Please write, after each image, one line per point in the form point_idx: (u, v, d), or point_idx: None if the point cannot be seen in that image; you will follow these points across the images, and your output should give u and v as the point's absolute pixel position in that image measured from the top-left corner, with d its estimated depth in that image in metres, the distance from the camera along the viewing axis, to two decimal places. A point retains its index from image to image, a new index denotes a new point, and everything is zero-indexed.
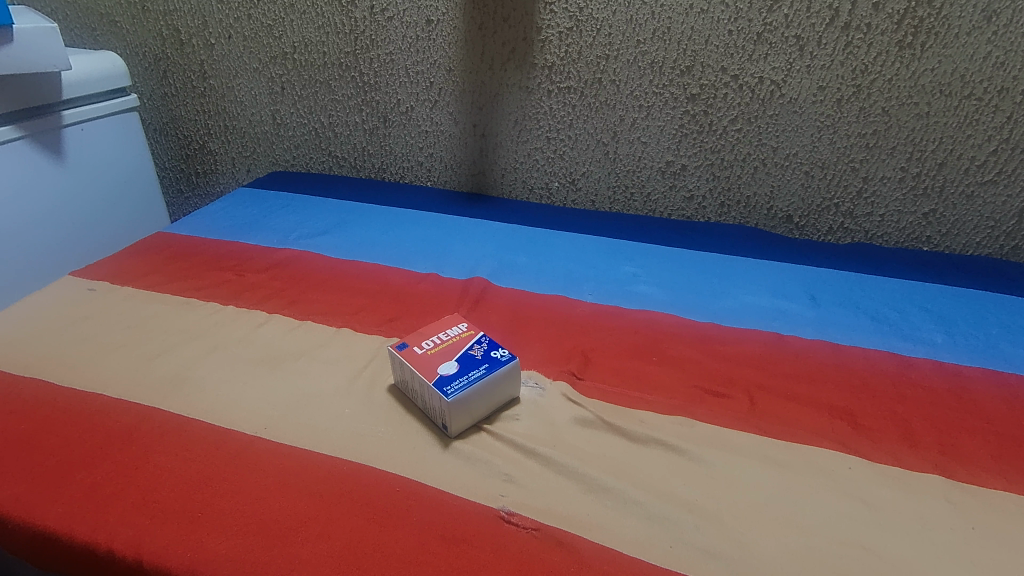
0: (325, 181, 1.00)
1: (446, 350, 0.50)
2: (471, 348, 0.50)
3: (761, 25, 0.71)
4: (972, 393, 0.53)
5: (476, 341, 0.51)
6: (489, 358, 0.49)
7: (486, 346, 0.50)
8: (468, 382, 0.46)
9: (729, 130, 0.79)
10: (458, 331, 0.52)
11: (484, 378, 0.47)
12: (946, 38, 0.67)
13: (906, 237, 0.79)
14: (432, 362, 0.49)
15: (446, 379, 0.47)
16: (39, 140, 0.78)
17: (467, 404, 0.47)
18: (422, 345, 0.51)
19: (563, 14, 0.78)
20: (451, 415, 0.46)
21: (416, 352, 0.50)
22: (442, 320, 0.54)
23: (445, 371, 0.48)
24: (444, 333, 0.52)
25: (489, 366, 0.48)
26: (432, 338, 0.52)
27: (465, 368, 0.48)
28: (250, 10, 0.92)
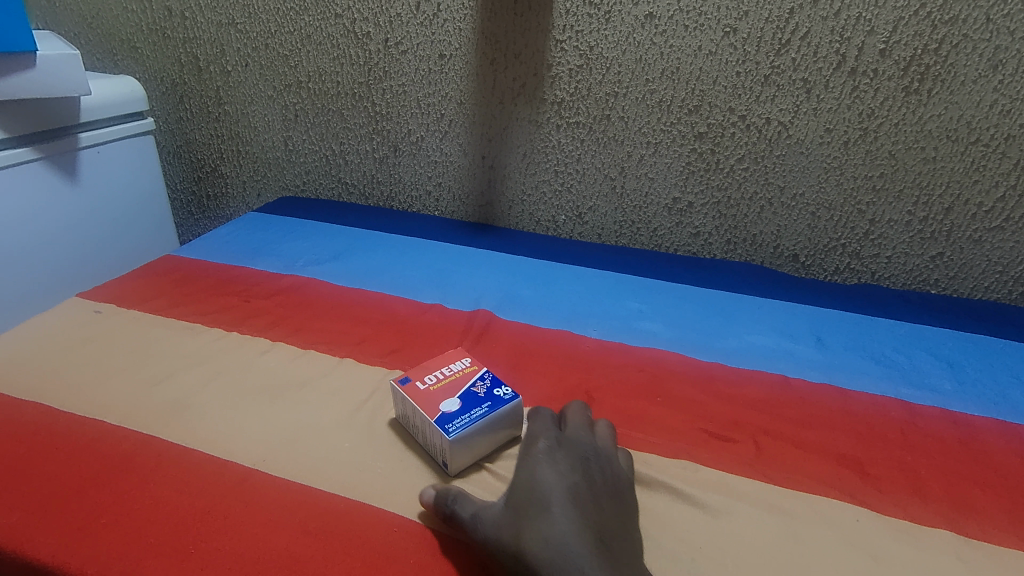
0: (334, 207, 1.01)
1: (448, 386, 0.50)
2: (474, 384, 0.50)
3: (769, 67, 0.72)
4: (984, 444, 0.52)
5: (479, 377, 0.50)
6: (491, 396, 0.48)
7: (490, 384, 0.50)
8: (469, 422, 0.46)
9: (736, 169, 0.79)
10: (461, 366, 0.52)
11: (486, 418, 0.46)
12: (952, 86, 0.67)
13: (913, 280, 0.79)
14: (434, 398, 0.48)
15: (448, 417, 0.46)
16: (55, 162, 0.79)
17: (467, 444, 0.46)
18: (425, 379, 0.51)
19: (573, 53, 0.79)
20: (451, 453, 0.45)
21: (418, 387, 0.50)
22: (446, 355, 0.54)
23: (447, 409, 0.47)
24: (448, 368, 0.52)
25: (491, 405, 0.47)
26: (436, 373, 0.51)
27: (466, 406, 0.47)
28: (268, 41, 0.94)
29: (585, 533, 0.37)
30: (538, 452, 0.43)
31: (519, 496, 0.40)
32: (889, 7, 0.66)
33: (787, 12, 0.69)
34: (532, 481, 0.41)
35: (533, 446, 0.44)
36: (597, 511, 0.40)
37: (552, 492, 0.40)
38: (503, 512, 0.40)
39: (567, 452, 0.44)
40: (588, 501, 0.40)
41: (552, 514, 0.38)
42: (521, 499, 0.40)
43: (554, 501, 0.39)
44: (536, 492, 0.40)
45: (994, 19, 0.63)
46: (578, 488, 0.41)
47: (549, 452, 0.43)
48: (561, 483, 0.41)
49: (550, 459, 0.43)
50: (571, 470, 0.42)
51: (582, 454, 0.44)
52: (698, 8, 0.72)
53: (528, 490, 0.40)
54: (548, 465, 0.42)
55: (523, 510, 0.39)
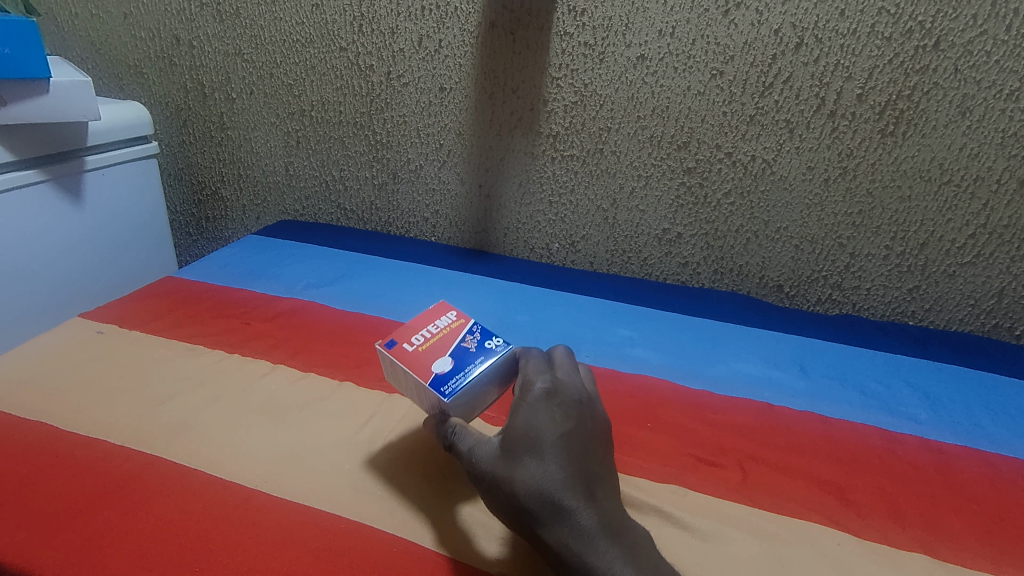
0: (333, 231, 1.03)
1: (436, 346, 0.48)
2: (463, 340, 0.49)
3: (753, 108, 0.76)
4: (958, 471, 0.54)
5: (466, 333, 0.50)
6: (482, 350, 0.48)
7: (479, 337, 0.50)
8: (465, 380, 0.45)
9: (723, 203, 0.83)
10: (447, 323, 0.51)
11: (481, 372, 0.46)
12: (924, 129, 0.71)
13: (891, 311, 0.82)
14: (424, 359, 0.47)
15: (441, 379, 0.45)
16: (61, 184, 0.81)
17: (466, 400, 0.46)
18: (411, 341, 0.49)
19: (568, 89, 0.83)
20: (453, 411, 0.45)
21: (406, 349, 0.48)
22: (429, 315, 0.52)
23: (440, 369, 0.46)
24: (433, 327, 0.51)
25: (485, 358, 0.47)
26: (421, 333, 0.50)
27: (459, 364, 0.46)
28: (273, 70, 0.97)
29: (576, 483, 0.39)
30: (535, 398, 0.43)
31: (512, 438, 0.41)
32: (865, 55, 0.70)
33: (770, 57, 0.73)
34: (526, 427, 0.41)
35: (529, 390, 0.44)
36: (589, 457, 0.41)
37: (546, 440, 0.40)
38: (497, 453, 0.41)
39: (564, 400, 0.43)
40: (580, 446, 0.41)
41: (545, 463, 0.39)
42: (515, 443, 0.41)
43: (548, 450, 0.40)
44: (530, 436, 0.41)
45: (961, 70, 0.68)
46: (571, 436, 0.41)
47: (547, 398, 0.43)
48: (556, 432, 0.41)
49: (547, 405, 0.42)
50: (566, 418, 0.42)
51: (577, 400, 0.43)
52: (688, 51, 0.76)
53: (523, 434, 0.41)
54: (544, 413, 0.42)
55: (516, 452, 0.40)
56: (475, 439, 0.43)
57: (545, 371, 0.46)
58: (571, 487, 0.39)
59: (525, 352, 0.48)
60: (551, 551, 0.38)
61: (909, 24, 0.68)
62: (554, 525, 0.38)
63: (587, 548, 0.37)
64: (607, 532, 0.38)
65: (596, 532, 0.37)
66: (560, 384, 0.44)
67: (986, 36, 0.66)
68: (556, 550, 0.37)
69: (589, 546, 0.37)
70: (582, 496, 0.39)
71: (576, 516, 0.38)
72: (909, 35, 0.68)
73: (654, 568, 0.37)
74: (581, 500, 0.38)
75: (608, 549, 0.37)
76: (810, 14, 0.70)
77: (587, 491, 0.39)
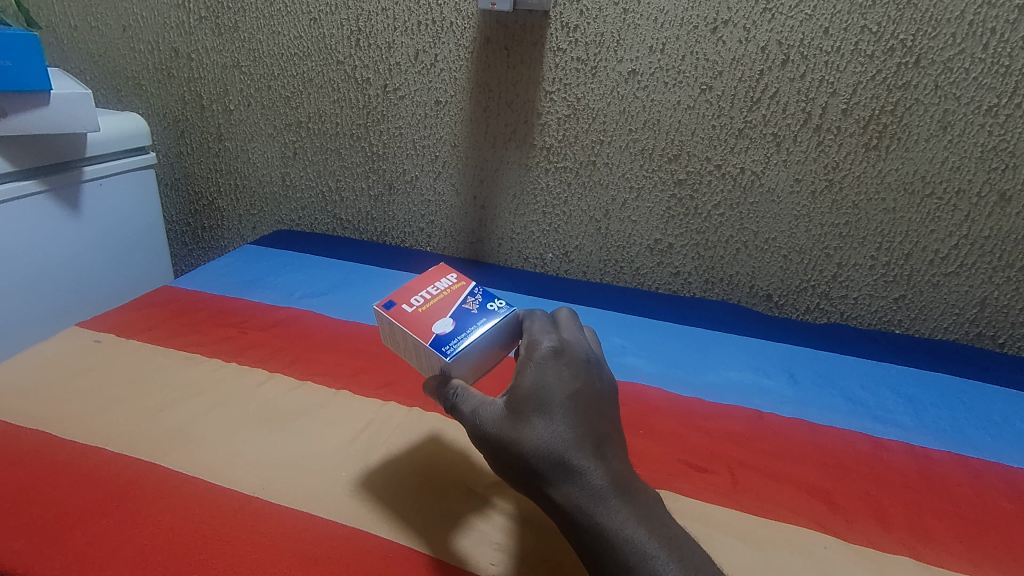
0: (329, 241, 1.04)
1: (436, 307, 0.50)
2: (464, 301, 0.51)
3: (742, 122, 0.78)
4: (942, 476, 0.56)
5: (466, 296, 0.51)
6: (483, 311, 0.50)
7: (480, 299, 0.51)
8: (465, 341, 0.46)
9: (713, 214, 0.84)
10: (448, 285, 0.53)
11: (481, 334, 0.47)
12: (907, 143, 0.73)
13: (877, 320, 0.84)
14: (424, 320, 0.48)
15: (442, 339, 0.46)
16: (59, 194, 0.82)
17: (466, 361, 0.46)
18: (411, 303, 0.50)
19: (561, 103, 0.85)
20: (455, 371, 0.46)
21: (406, 310, 0.49)
22: (429, 278, 0.54)
23: (440, 330, 0.47)
24: (432, 288, 0.52)
25: (486, 319, 0.48)
26: (421, 295, 0.51)
27: (460, 325, 0.48)
28: (271, 82, 0.98)
29: (586, 444, 0.40)
30: (543, 355, 0.43)
31: (520, 399, 0.41)
32: (849, 71, 0.72)
33: (758, 73, 0.75)
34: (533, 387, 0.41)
35: (537, 348, 0.43)
36: (597, 416, 0.42)
37: (555, 400, 0.41)
38: (503, 413, 0.42)
39: (571, 359, 0.43)
40: (588, 406, 0.42)
41: (554, 422, 0.40)
42: (523, 403, 0.41)
43: (557, 410, 0.40)
44: (538, 396, 0.41)
45: (942, 86, 0.70)
46: (579, 396, 0.42)
47: (554, 356, 0.43)
48: (565, 391, 0.41)
49: (555, 364, 0.43)
50: (574, 377, 0.42)
51: (584, 359, 0.44)
52: (677, 67, 0.78)
53: (531, 393, 0.41)
54: (553, 372, 0.42)
55: (524, 413, 0.41)
56: (479, 400, 0.43)
57: (550, 331, 0.46)
58: (580, 447, 0.40)
59: (530, 313, 0.49)
60: (561, 511, 0.39)
61: (891, 42, 0.70)
62: (565, 485, 0.39)
63: (597, 507, 0.38)
64: (617, 492, 0.39)
65: (607, 491, 0.38)
66: (567, 342, 0.44)
67: (964, 54, 0.68)
68: (568, 510, 0.39)
69: (600, 505, 0.38)
70: (592, 456, 0.40)
71: (586, 476, 0.39)
72: (891, 53, 0.70)
73: (664, 527, 0.38)
74: (591, 460, 0.40)
75: (618, 509, 0.38)
76: (796, 31, 0.72)
77: (596, 451, 0.40)
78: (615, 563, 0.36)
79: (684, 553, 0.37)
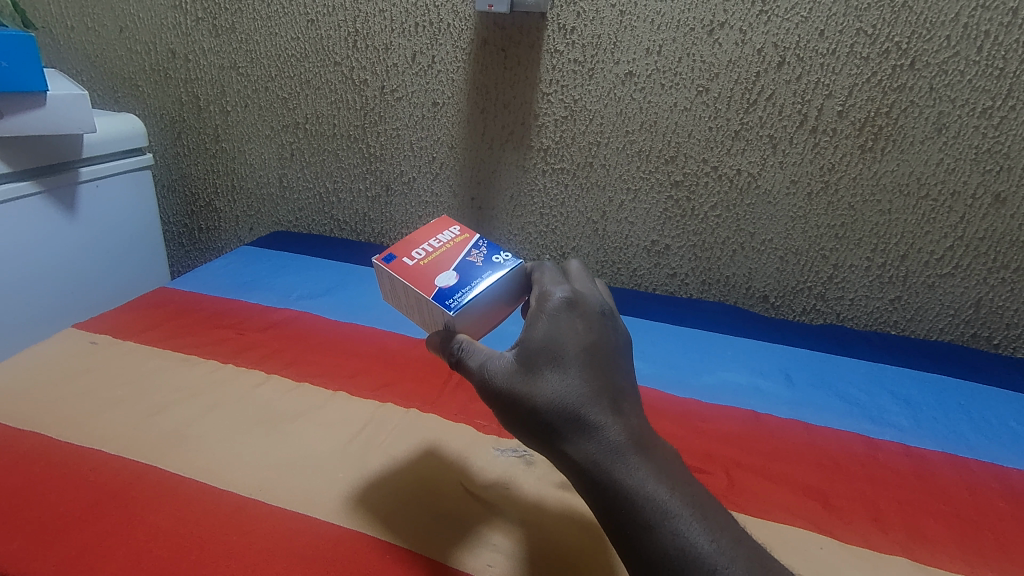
0: (326, 243, 1.04)
1: (438, 261, 0.49)
2: (468, 255, 0.50)
3: (738, 124, 0.79)
4: (937, 477, 0.56)
5: (470, 248, 0.51)
6: (488, 264, 0.49)
7: (485, 252, 0.51)
8: (470, 294, 0.46)
9: (710, 215, 0.84)
10: (450, 238, 0.52)
11: (486, 287, 0.47)
12: (902, 145, 0.74)
13: (873, 321, 0.84)
14: (426, 274, 0.48)
15: (446, 293, 0.46)
16: (55, 196, 0.82)
17: (470, 314, 0.46)
18: (412, 256, 0.50)
19: (558, 105, 0.85)
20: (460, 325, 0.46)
21: (407, 264, 0.49)
22: (431, 231, 0.53)
23: (444, 284, 0.47)
24: (435, 241, 0.52)
25: (490, 273, 0.48)
26: (422, 248, 0.51)
27: (464, 279, 0.47)
28: (268, 84, 0.98)
29: (601, 398, 0.39)
30: (555, 307, 0.43)
31: (532, 350, 0.41)
32: (845, 73, 0.73)
33: (754, 75, 0.76)
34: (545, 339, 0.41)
35: (548, 300, 0.43)
36: (612, 371, 0.41)
37: (569, 351, 0.40)
38: (513, 367, 0.41)
39: (585, 311, 0.43)
40: (603, 362, 0.41)
41: (568, 375, 0.40)
42: (534, 356, 0.41)
43: (570, 362, 0.40)
44: (551, 347, 0.41)
45: (936, 89, 0.70)
46: (593, 349, 0.41)
47: (568, 308, 0.43)
48: (578, 344, 0.41)
49: (569, 316, 0.42)
50: (588, 330, 0.42)
51: (599, 312, 0.44)
52: (674, 69, 0.78)
53: (543, 344, 0.41)
54: (566, 322, 0.42)
55: (537, 366, 0.40)
56: (487, 355, 0.43)
57: (561, 283, 0.46)
58: (597, 402, 0.39)
59: (540, 267, 0.49)
60: (578, 468, 0.38)
61: (886, 45, 0.70)
62: (581, 441, 0.38)
63: (616, 463, 0.37)
64: (637, 447, 0.38)
65: (626, 447, 0.37)
66: (581, 295, 0.44)
67: (959, 56, 0.69)
68: (584, 467, 0.37)
69: (618, 461, 0.37)
70: (609, 411, 0.39)
71: (604, 431, 0.38)
72: (886, 55, 0.71)
73: (685, 483, 0.37)
74: (608, 415, 0.38)
75: (638, 466, 0.37)
76: (791, 33, 0.73)
77: (613, 406, 0.39)
78: (635, 520, 0.35)
79: (707, 511, 0.35)
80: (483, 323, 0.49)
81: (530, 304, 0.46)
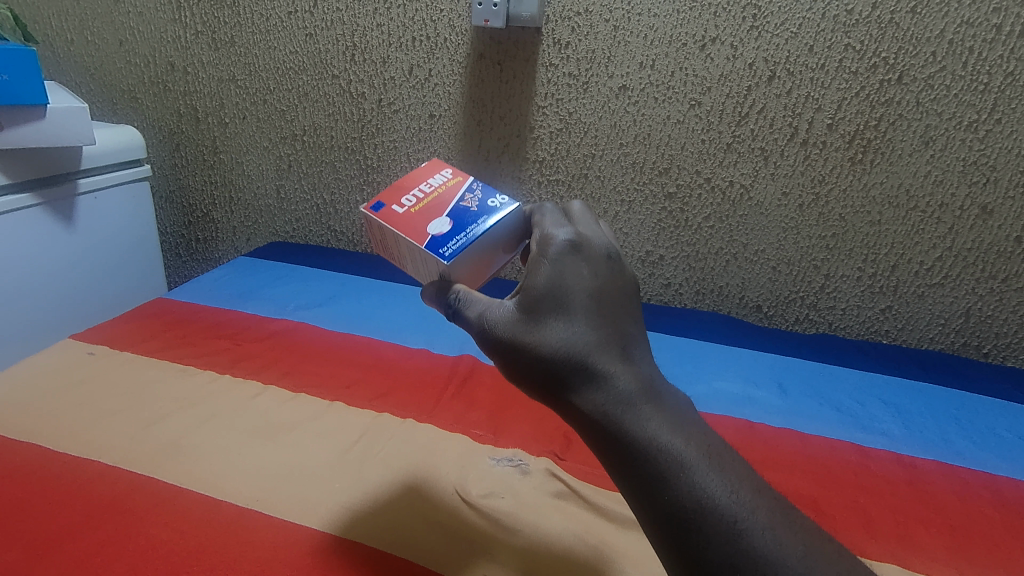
0: (322, 253, 1.04)
1: (429, 207, 0.49)
2: (462, 199, 0.50)
3: (730, 137, 0.80)
4: (929, 486, 0.56)
5: (465, 191, 0.50)
6: (483, 208, 0.49)
7: (479, 196, 0.50)
8: (464, 241, 0.46)
9: (703, 226, 0.86)
10: (441, 182, 0.52)
11: (479, 233, 0.46)
12: (891, 157, 0.75)
13: (866, 330, 0.85)
14: (418, 223, 0.48)
15: (439, 241, 0.46)
16: (52, 207, 0.82)
17: (464, 263, 0.46)
18: (401, 203, 0.50)
19: (553, 117, 0.86)
20: (454, 273, 0.46)
21: (396, 213, 0.49)
22: (418, 177, 0.53)
23: (437, 232, 0.47)
24: (425, 186, 0.52)
25: (485, 218, 0.48)
26: (412, 195, 0.51)
27: (458, 226, 0.47)
28: (266, 96, 0.99)
29: (610, 346, 0.37)
30: (560, 251, 0.40)
31: (536, 299, 0.39)
32: (834, 88, 0.74)
33: (745, 89, 0.77)
34: (551, 286, 0.39)
35: (551, 245, 0.40)
36: (621, 315, 0.39)
37: (574, 298, 0.38)
38: (514, 318, 0.39)
39: (590, 255, 0.40)
40: (612, 305, 0.39)
41: (573, 323, 0.38)
42: (538, 305, 0.39)
43: (576, 311, 0.38)
44: (556, 293, 0.38)
45: (923, 102, 0.72)
46: (601, 293, 0.39)
47: (572, 251, 0.40)
48: (586, 290, 0.39)
49: (573, 260, 0.40)
50: (594, 276, 0.39)
51: (605, 257, 0.41)
52: (667, 83, 0.80)
53: (547, 291, 0.39)
54: (571, 268, 0.39)
55: (541, 316, 0.38)
56: (484, 306, 0.42)
57: (564, 224, 0.43)
58: (605, 349, 0.37)
59: (541, 210, 0.46)
60: (586, 420, 0.36)
61: (873, 60, 0.72)
62: (589, 392, 0.36)
63: (627, 415, 0.35)
64: (647, 396, 0.36)
65: (637, 395, 0.36)
66: (585, 238, 0.41)
67: (945, 71, 0.70)
68: (593, 417, 0.36)
69: (629, 412, 0.35)
70: (618, 360, 0.37)
71: (613, 380, 0.36)
72: (873, 70, 0.72)
73: (701, 434, 0.35)
74: (618, 363, 0.37)
75: (650, 416, 0.35)
76: (781, 48, 0.74)
77: (622, 354, 0.37)
78: (648, 472, 0.33)
79: (725, 462, 0.33)
80: (480, 270, 0.49)
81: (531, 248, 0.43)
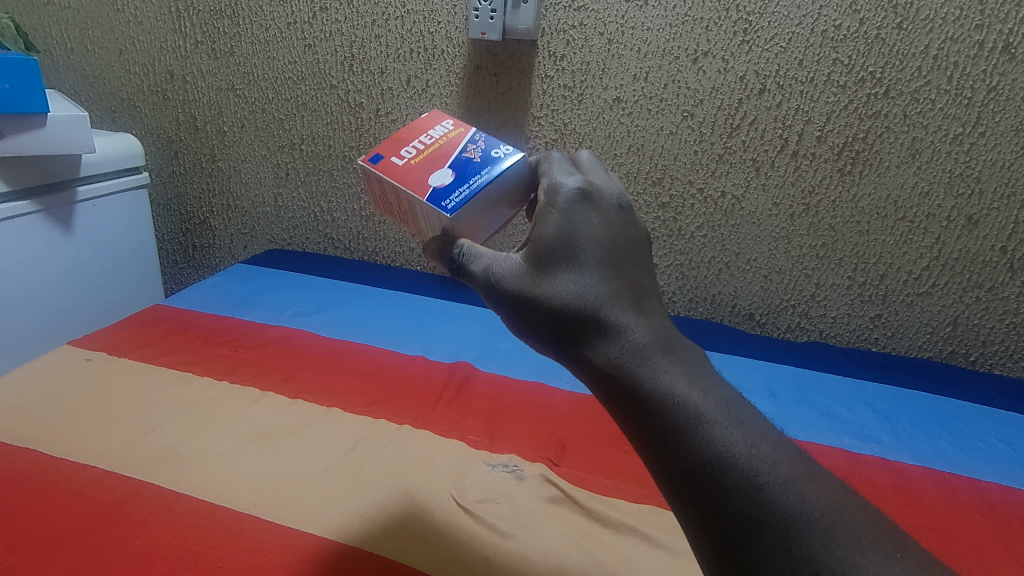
0: (318, 261, 1.05)
1: (428, 159, 0.50)
2: (465, 151, 0.50)
3: (722, 148, 0.81)
4: (917, 491, 0.57)
5: (466, 143, 0.51)
6: (485, 158, 0.49)
7: (481, 147, 0.51)
8: (466, 193, 0.47)
9: (697, 235, 0.87)
10: (441, 134, 0.53)
11: (482, 183, 0.47)
12: (879, 169, 0.77)
13: (856, 338, 0.86)
14: (420, 175, 0.49)
15: (440, 193, 0.47)
16: (51, 214, 0.82)
17: (467, 215, 0.47)
18: (401, 155, 0.51)
19: (549, 129, 0.87)
20: (456, 225, 0.47)
21: (396, 164, 0.50)
22: (422, 127, 0.55)
23: (439, 183, 0.48)
24: (424, 139, 0.53)
25: (488, 169, 0.48)
26: (411, 148, 0.52)
27: (460, 178, 0.48)
28: (265, 105, 1.00)
29: (623, 299, 0.38)
30: (571, 200, 0.40)
31: (546, 249, 0.39)
32: (823, 101, 0.76)
33: (737, 101, 0.79)
34: (561, 234, 0.39)
35: (561, 192, 0.41)
36: (635, 270, 0.39)
37: (585, 250, 0.39)
38: (523, 271, 0.40)
39: (600, 204, 0.41)
40: (625, 259, 0.39)
41: (584, 274, 0.38)
42: (547, 257, 0.39)
43: (586, 261, 0.39)
44: (566, 242, 0.39)
45: (910, 116, 0.74)
46: (613, 245, 0.39)
47: (583, 201, 0.40)
48: (597, 241, 0.39)
49: (584, 209, 0.40)
50: (605, 226, 0.40)
51: (615, 206, 0.41)
52: (660, 95, 0.81)
53: (556, 240, 0.39)
54: (580, 216, 0.40)
55: (551, 267, 0.39)
56: (488, 261, 0.43)
57: (574, 174, 0.43)
58: (618, 302, 0.38)
59: (549, 159, 0.47)
60: (599, 374, 0.36)
61: (862, 74, 0.73)
62: (602, 346, 0.37)
63: (642, 367, 0.35)
64: (663, 350, 0.36)
65: (651, 347, 0.36)
66: (596, 186, 0.42)
67: (930, 85, 0.72)
68: (606, 369, 0.36)
69: (644, 364, 0.35)
70: (632, 314, 0.37)
71: (628, 333, 0.36)
72: (861, 84, 0.74)
73: (716, 387, 0.35)
74: (632, 316, 0.37)
75: (665, 369, 0.35)
76: (772, 62, 0.76)
77: (635, 306, 0.38)
78: (663, 426, 0.33)
79: (741, 414, 0.33)
80: (483, 224, 0.50)
81: (540, 196, 0.44)
